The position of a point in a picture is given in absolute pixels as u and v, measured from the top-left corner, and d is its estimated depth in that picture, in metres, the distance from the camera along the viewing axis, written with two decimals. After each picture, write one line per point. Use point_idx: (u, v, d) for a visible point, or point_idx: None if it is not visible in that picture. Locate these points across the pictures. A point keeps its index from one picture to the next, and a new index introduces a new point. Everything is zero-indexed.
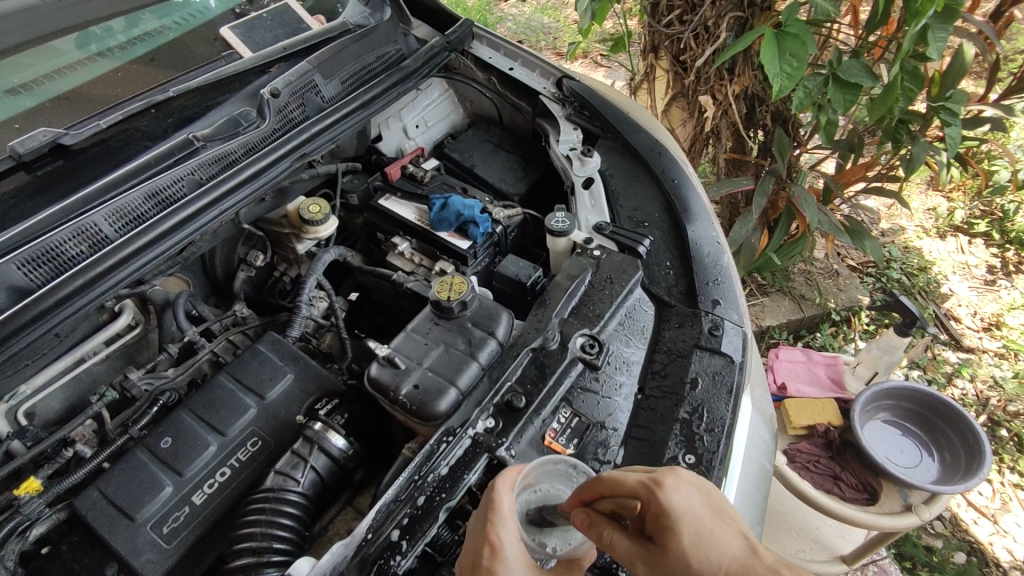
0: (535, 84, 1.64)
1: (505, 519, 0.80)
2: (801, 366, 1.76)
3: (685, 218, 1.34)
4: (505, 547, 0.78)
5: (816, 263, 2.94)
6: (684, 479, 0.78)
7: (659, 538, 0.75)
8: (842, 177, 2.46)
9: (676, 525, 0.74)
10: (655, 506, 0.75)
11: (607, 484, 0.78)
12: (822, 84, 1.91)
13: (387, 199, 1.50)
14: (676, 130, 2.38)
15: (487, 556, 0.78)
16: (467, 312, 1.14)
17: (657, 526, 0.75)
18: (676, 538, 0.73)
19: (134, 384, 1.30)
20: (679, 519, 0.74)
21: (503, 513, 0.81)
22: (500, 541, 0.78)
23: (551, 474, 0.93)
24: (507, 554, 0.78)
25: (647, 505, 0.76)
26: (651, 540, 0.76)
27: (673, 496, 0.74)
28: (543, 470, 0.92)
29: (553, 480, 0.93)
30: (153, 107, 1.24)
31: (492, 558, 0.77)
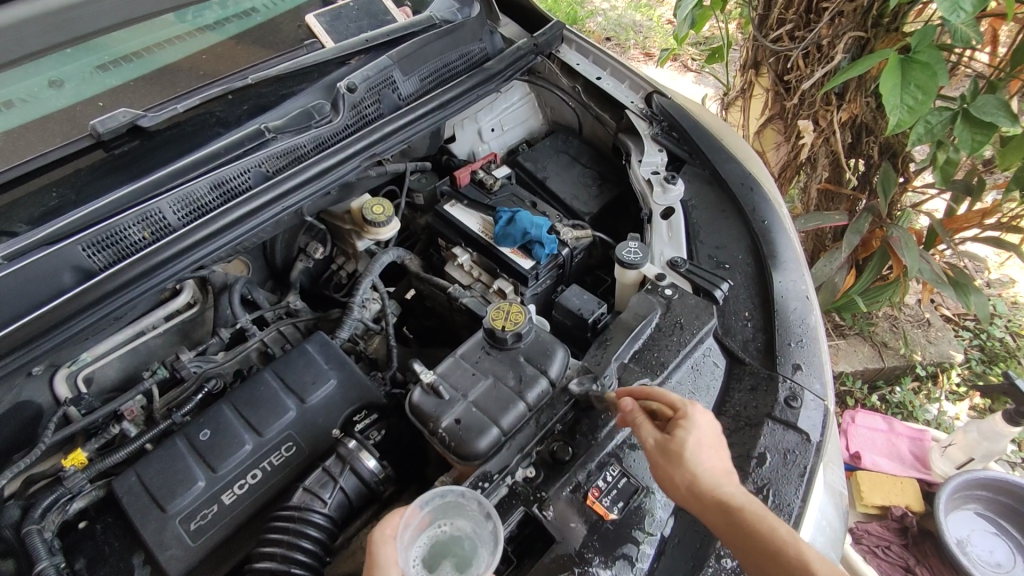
0: (622, 97, 1.53)
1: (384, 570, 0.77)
2: (881, 437, 1.58)
3: (772, 265, 1.21)
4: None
5: (905, 309, 2.68)
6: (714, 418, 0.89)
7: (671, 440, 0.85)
8: (952, 222, 2.22)
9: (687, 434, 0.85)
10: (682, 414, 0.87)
11: (652, 392, 0.92)
12: (948, 120, 1.69)
13: (453, 205, 1.44)
14: (768, 153, 2.19)
15: None
16: (521, 344, 1.07)
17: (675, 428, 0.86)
18: (683, 436, 0.84)
19: (185, 366, 1.31)
20: (693, 429, 0.85)
21: (383, 565, 0.77)
22: None
23: (449, 509, 0.88)
24: None
25: (679, 412, 0.87)
26: (664, 436, 0.86)
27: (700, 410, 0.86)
28: (434, 507, 0.88)
29: (455, 515, 0.88)
30: (231, 94, 1.22)
31: None
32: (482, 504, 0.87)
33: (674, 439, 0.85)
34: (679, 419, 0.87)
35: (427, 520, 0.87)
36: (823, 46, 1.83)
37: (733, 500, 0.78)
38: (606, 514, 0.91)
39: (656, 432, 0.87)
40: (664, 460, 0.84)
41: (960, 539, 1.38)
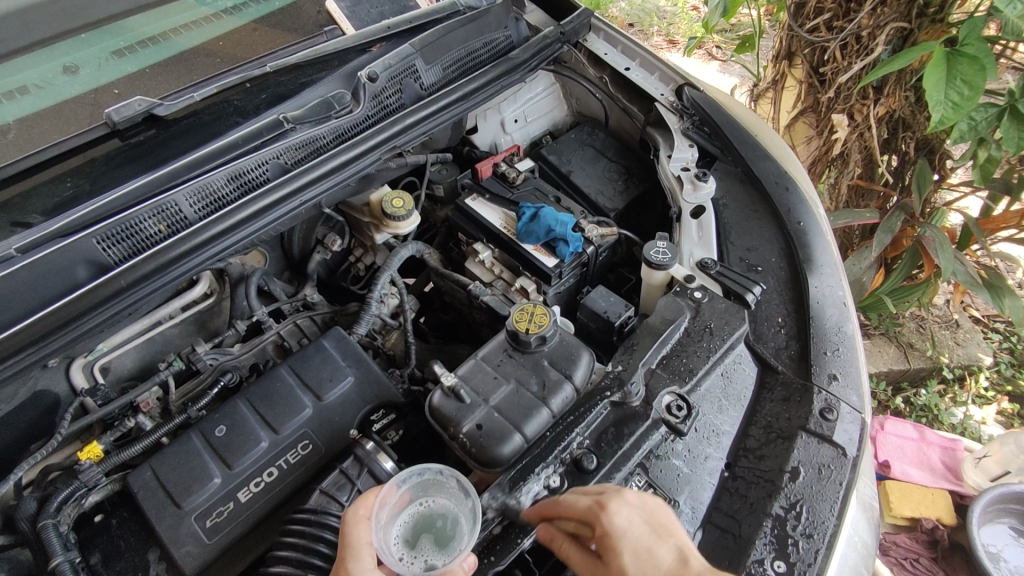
0: (652, 88, 1.47)
1: (356, 552, 0.78)
2: (911, 445, 1.52)
3: (807, 269, 1.16)
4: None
5: (933, 310, 2.61)
6: (632, 502, 0.79)
7: (606, 562, 0.76)
8: (988, 222, 2.12)
9: (618, 548, 0.75)
10: (602, 531, 0.76)
11: (564, 508, 0.82)
12: (994, 117, 1.62)
13: (474, 199, 1.39)
14: (798, 147, 2.12)
15: None
16: (545, 348, 1.03)
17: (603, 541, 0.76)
18: (618, 560, 0.75)
19: (201, 358, 1.29)
20: (620, 541, 0.75)
21: (356, 546, 0.78)
22: None
23: (428, 487, 0.90)
24: None
25: (594, 519, 0.78)
26: (598, 559, 0.77)
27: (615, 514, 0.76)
28: (412, 485, 0.89)
29: (433, 493, 0.90)
30: (248, 82, 1.19)
31: None
32: (461, 482, 0.88)
33: (608, 564, 0.75)
34: (601, 537, 0.76)
35: (406, 498, 0.89)
36: (862, 37, 1.75)
37: None
38: None
39: (586, 558, 0.78)
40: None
41: (992, 555, 1.33)
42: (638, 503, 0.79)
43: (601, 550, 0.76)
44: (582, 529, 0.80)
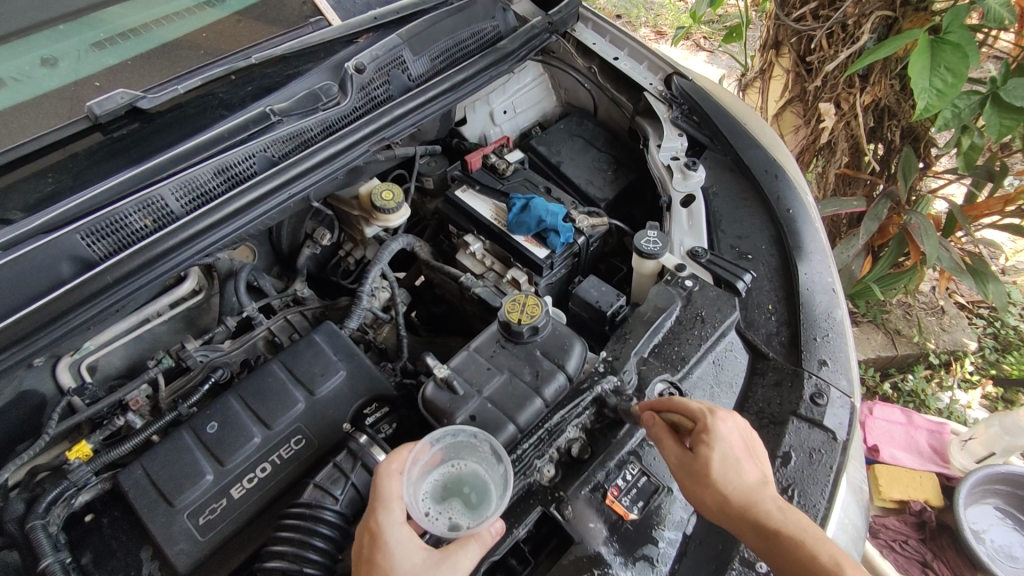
0: (640, 78, 1.47)
1: (389, 504, 0.80)
2: (899, 429, 1.55)
3: (797, 256, 1.16)
4: (388, 533, 0.78)
5: (919, 296, 2.64)
6: (737, 422, 0.84)
7: (695, 452, 0.81)
8: (971, 209, 2.15)
9: (711, 447, 0.80)
10: (702, 426, 0.82)
11: (675, 403, 0.87)
12: (977, 104, 1.63)
13: (464, 191, 1.39)
14: (785, 137, 2.13)
15: (367, 543, 0.78)
16: (538, 338, 1.03)
17: (698, 442, 0.82)
18: (709, 452, 0.80)
19: (190, 354, 1.28)
20: (718, 442, 0.81)
21: (387, 499, 0.80)
22: (379, 528, 0.78)
23: (461, 449, 0.90)
24: (387, 540, 0.77)
25: (700, 423, 0.83)
26: (688, 452, 0.82)
27: (721, 419, 0.81)
28: (446, 445, 0.90)
29: (467, 455, 0.90)
30: (233, 74, 1.18)
31: (371, 546, 0.78)
32: (493, 447, 0.88)
33: (697, 456, 0.81)
34: (699, 431, 0.82)
35: (439, 458, 0.90)
36: (848, 25, 1.76)
37: (766, 518, 0.75)
38: (625, 513, 0.89)
39: (677, 450, 0.84)
40: (693, 480, 0.81)
41: (977, 533, 1.36)
42: (740, 424, 0.84)
43: (695, 444, 0.82)
44: (683, 426, 0.86)
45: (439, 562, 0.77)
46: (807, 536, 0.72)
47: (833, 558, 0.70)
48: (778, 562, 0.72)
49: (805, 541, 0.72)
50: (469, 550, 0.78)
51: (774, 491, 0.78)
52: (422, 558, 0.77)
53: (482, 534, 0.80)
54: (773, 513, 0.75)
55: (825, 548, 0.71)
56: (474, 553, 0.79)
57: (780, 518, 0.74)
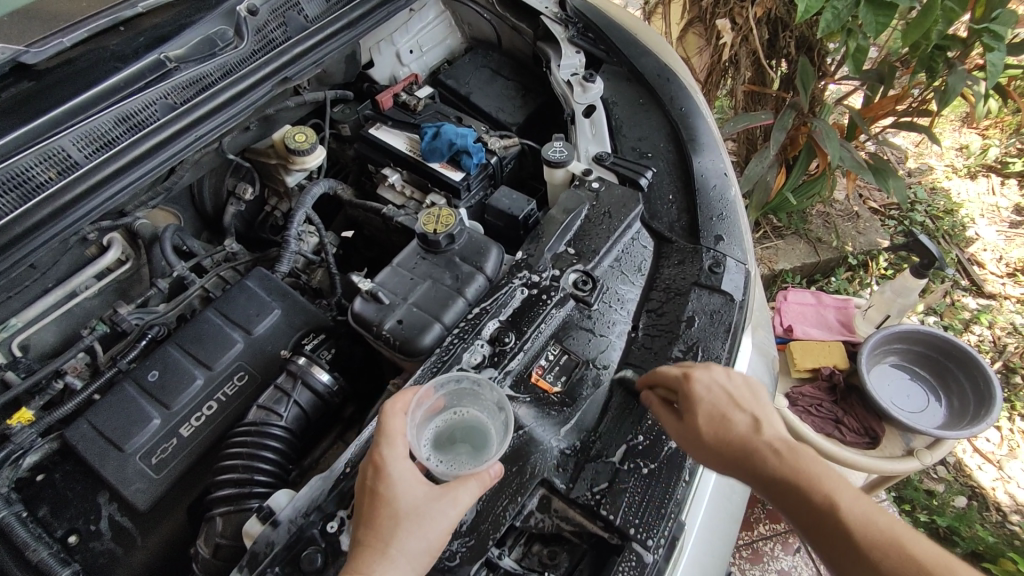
0: (536, 3, 1.51)
1: (392, 441, 0.82)
2: (810, 309, 1.70)
3: (691, 148, 1.25)
4: (392, 466, 0.80)
5: (835, 205, 2.82)
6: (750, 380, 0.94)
7: (684, 415, 0.89)
8: (869, 111, 2.29)
9: (700, 406, 0.88)
10: (686, 392, 0.89)
11: (655, 375, 0.93)
12: (853, 4, 1.74)
13: (378, 128, 1.42)
14: (692, 59, 2.23)
15: (371, 476, 0.81)
16: (455, 246, 1.09)
17: (686, 406, 0.89)
18: (695, 413, 0.88)
19: (124, 318, 1.30)
20: (701, 401, 0.88)
21: (392, 434, 0.83)
22: (383, 461, 0.81)
23: (462, 396, 0.94)
24: (390, 472, 0.80)
25: (684, 391, 0.89)
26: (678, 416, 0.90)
27: (697, 379, 0.89)
28: (448, 393, 0.94)
29: (468, 402, 0.94)
30: (122, 25, 1.17)
31: (375, 478, 0.80)
32: (494, 396, 0.92)
33: (687, 421, 0.89)
34: (683, 397, 0.89)
35: (441, 404, 0.94)
36: None
37: (764, 459, 0.85)
38: (550, 389, 0.98)
39: (673, 418, 0.90)
40: (690, 442, 0.88)
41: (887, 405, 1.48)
42: (720, 376, 0.91)
43: (686, 409, 0.88)
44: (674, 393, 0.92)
45: (440, 495, 0.80)
46: (799, 474, 0.82)
47: (821, 492, 0.80)
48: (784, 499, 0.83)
49: (798, 481, 0.82)
50: (468, 487, 0.82)
51: (767, 428, 0.88)
52: (423, 492, 0.80)
53: (481, 474, 0.84)
54: (768, 458, 0.85)
55: (816, 484, 0.81)
56: (473, 491, 0.82)
57: (773, 461, 0.84)
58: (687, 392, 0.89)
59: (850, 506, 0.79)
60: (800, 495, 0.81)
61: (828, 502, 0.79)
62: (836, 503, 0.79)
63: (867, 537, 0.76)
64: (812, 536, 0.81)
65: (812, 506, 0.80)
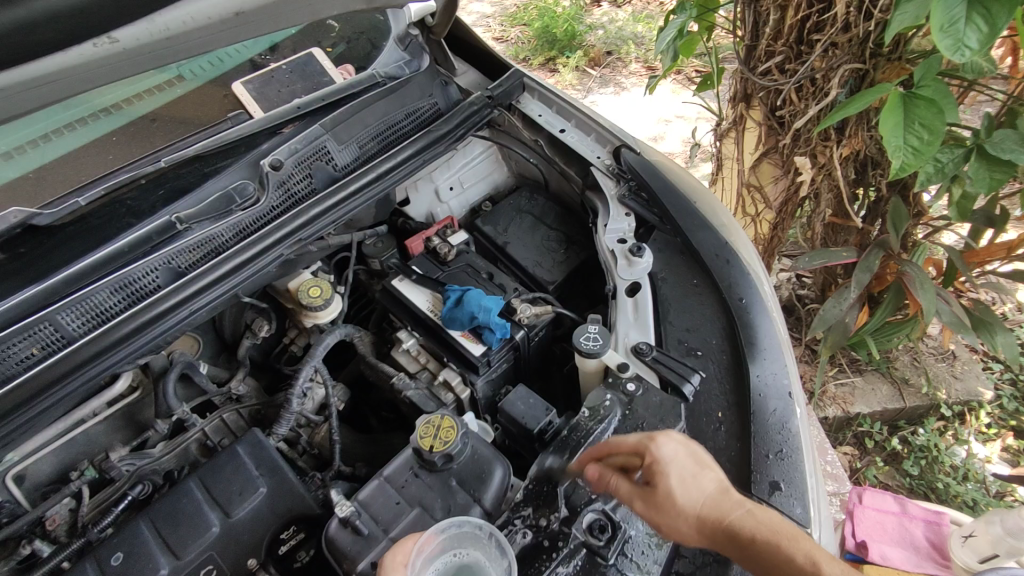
0: (588, 152, 1.40)
1: None
2: (892, 519, 1.44)
3: (750, 355, 1.05)
4: None
5: (926, 340, 2.28)
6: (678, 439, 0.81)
7: (650, 483, 0.77)
8: (971, 257, 1.96)
9: (664, 475, 0.76)
10: (650, 460, 0.78)
11: (612, 445, 0.84)
12: (961, 157, 1.50)
13: (401, 280, 1.30)
14: (766, 188, 2.00)
15: None
16: (454, 465, 0.94)
17: (650, 473, 0.78)
18: (662, 481, 0.76)
19: (115, 465, 1.21)
20: (667, 468, 0.77)
21: None
22: None
23: (464, 538, 0.83)
24: None
25: (647, 456, 0.78)
26: (647, 488, 0.78)
27: (663, 446, 0.77)
28: (450, 536, 0.83)
29: (466, 545, 0.82)
30: (142, 179, 1.11)
31: None
32: (499, 539, 0.82)
33: (652, 487, 0.77)
34: (649, 466, 0.78)
35: (438, 548, 0.82)
36: (817, 79, 1.63)
37: (737, 527, 0.71)
38: None
39: (635, 488, 0.79)
40: (658, 514, 0.76)
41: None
42: (681, 441, 0.80)
43: (648, 476, 0.78)
44: (632, 461, 0.82)
45: None
46: (779, 534, 0.69)
47: (805, 552, 0.67)
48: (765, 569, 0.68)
49: (779, 544, 0.68)
50: None
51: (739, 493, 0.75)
52: None
53: None
54: (745, 521, 0.71)
55: (795, 542, 0.68)
56: None
57: (750, 524, 0.71)
58: (651, 455, 0.78)
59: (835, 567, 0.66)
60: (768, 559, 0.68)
61: (812, 567, 0.66)
62: (823, 569, 0.65)
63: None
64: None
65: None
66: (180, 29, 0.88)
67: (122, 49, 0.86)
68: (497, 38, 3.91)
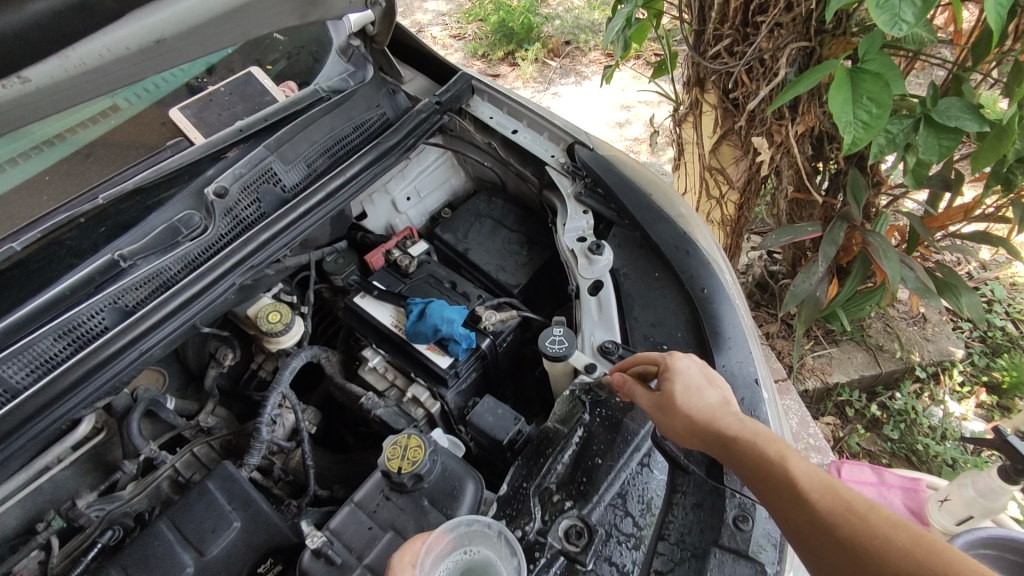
0: (542, 151, 1.39)
1: None
2: (871, 490, 1.47)
3: (714, 345, 1.05)
4: None
5: (897, 305, 2.31)
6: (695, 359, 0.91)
7: (662, 388, 0.89)
8: (933, 221, 1.99)
9: (674, 381, 0.88)
10: (664, 368, 0.90)
11: (637, 359, 0.96)
12: (910, 127, 1.51)
13: (363, 296, 1.28)
14: (727, 170, 1.99)
15: None
16: (424, 484, 0.93)
17: (663, 379, 0.89)
18: (672, 384, 0.87)
19: (82, 512, 1.16)
20: (677, 375, 0.88)
21: None
22: None
23: (474, 536, 0.83)
24: None
25: (663, 365, 0.90)
26: (657, 392, 0.89)
27: (678, 357, 0.89)
28: (459, 535, 0.83)
29: (476, 543, 0.83)
30: (82, 217, 1.06)
31: None
32: (508, 539, 0.82)
33: (663, 391, 0.88)
34: (663, 373, 0.89)
35: (450, 547, 0.82)
36: (765, 60, 1.63)
37: (725, 428, 0.80)
38: None
39: (649, 392, 0.90)
40: (663, 413, 0.87)
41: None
42: (699, 361, 0.91)
43: (663, 380, 0.89)
44: (650, 373, 0.93)
45: None
46: (759, 436, 0.77)
47: (777, 450, 0.74)
48: (743, 464, 0.76)
49: (756, 441, 0.76)
50: None
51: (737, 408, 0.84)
52: None
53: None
54: (734, 424, 0.80)
55: (772, 443, 0.76)
56: None
57: (738, 427, 0.80)
58: (666, 366, 0.89)
59: (805, 465, 0.72)
60: (748, 454, 0.76)
61: (781, 462, 0.73)
62: (790, 464, 0.72)
63: (815, 490, 0.69)
64: (774, 514, 0.72)
65: (766, 471, 0.73)
66: (98, 62, 0.89)
67: (36, 88, 0.85)
68: (455, 35, 3.87)
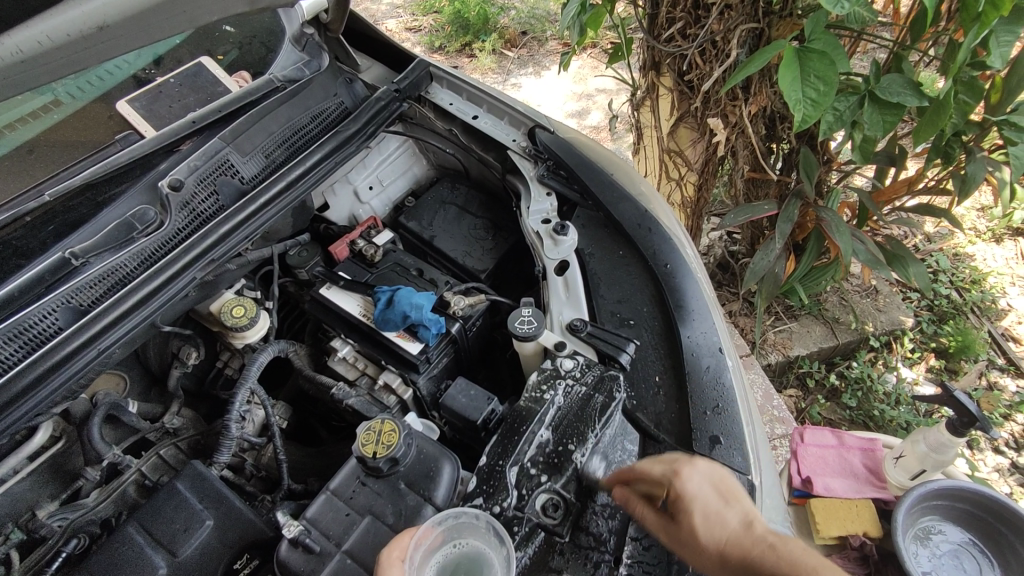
0: (503, 136, 1.40)
1: None
2: (832, 453, 1.53)
3: (679, 318, 1.08)
4: None
5: (851, 279, 2.41)
6: (701, 468, 0.80)
7: (674, 518, 0.78)
8: (880, 195, 2.07)
9: (689, 510, 0.76)
10: (675, 495, 0.78)
11: (637, 472, 0.83)
12: (856, 104, 1.57)
13: (329, 287, 1.26)
14: (685, 152, 2.04)
15: None
16: (400, 467, 0.93)
17: (676, 507, 0.77)
18: (689, 519, 0.76)
19: (43, 523, 1.11)
20: (691, 502, 0.77)
21: None
22: None
23: (461, 528, 0.84)
24: None
25: (671, 490, 0.78)
26: (670, 522, 0.78)
27: (687, 481, 0.77)
28: (447, 528, 0.83)
29: (463, 535, 0.83)
30: (28, 216, 1.02)
31: None
32: (497, 529, 0.83)
33: (678, 523, 0.77)
34: (673, 499, 0.78)
35: (439, 541, 0.82)
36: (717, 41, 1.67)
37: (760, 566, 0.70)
38: None
39: (659, 521, 0.79)
40: (682, 548, 0.77)
41: (923, 531, 1.29)
42: (707, 469, 0.80)
43: (675, 510, 0.78)
44: (655, 489, 0.82)
45: None
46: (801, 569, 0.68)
47: None
48: None
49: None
50: None
51: (762, 523, 0.75)
52: None
53: None
54: (769, 556, 0.70)
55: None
56: None
57: (773, 561, 0.70)
58: (675, 489, 0.78)
59: None
60: None
61: None
62: None
63: None
64: None
65: None
66: (36, 50, 0.86)
67: None
68: (409, 27, 3.82)
